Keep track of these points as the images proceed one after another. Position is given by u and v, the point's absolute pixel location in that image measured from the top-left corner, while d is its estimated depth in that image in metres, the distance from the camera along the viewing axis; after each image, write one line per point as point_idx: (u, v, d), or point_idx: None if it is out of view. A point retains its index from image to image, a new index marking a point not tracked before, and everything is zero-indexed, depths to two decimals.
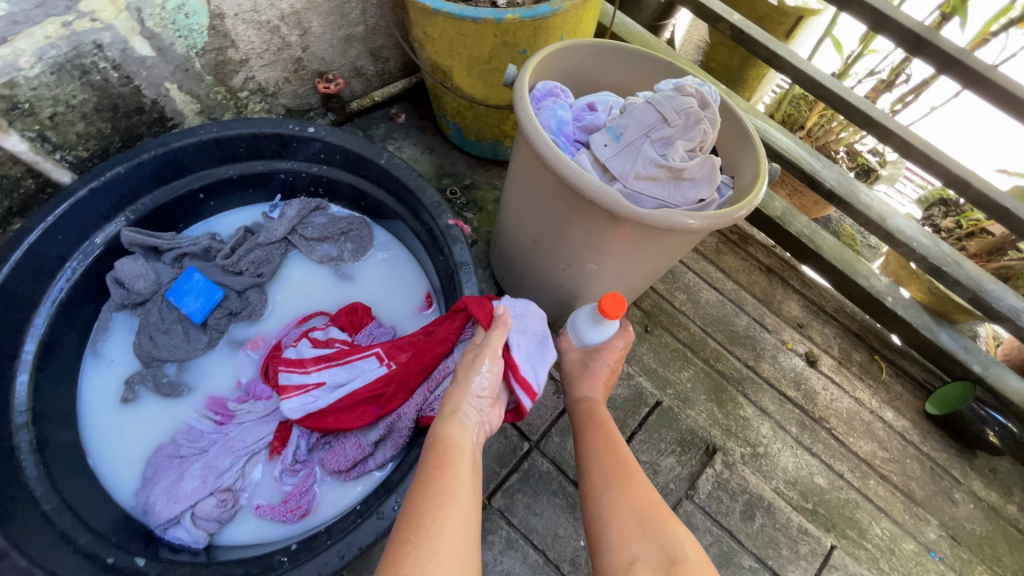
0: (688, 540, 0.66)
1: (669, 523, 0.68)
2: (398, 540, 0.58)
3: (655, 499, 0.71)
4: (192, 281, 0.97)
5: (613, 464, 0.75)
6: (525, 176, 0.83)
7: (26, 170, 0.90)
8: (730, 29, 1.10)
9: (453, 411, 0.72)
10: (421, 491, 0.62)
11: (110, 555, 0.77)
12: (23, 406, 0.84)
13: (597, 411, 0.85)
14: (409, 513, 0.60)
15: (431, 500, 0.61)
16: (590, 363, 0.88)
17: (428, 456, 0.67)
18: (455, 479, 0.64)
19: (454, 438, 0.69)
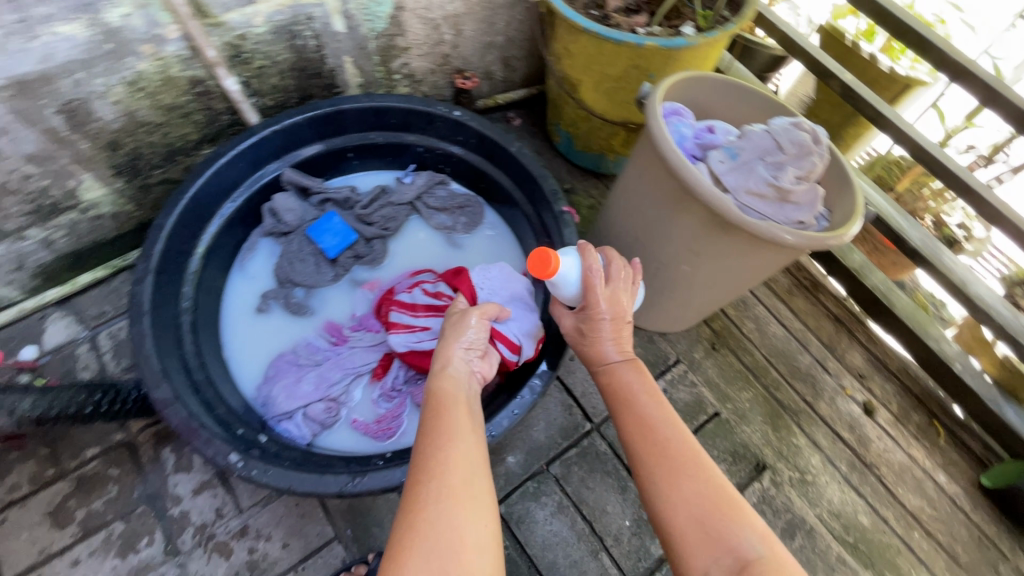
0: (755, 528, 0.59)
1: (734, 512, 0.60)
2: (410, 484, 0.60)
3: (712, 481, 0.63)
4: (331, 223, 1.13)
5: (656, 445, 0.67)
6: (641, 180, 0.95)
7: (227, 108, 1.08)
8: (841, 86, 1.19)
9: (444, 368, 0.75)
10: (423, 445, 0.64)
11: (240, 427, 0.90)
12: (188, 295, 1.01)
13: (624, 375, 0.76)
14: (417, 464, 0.61)
15: (433, 448, 0.63)
16: (587, 325, 0.80)
17: (425, 410, 0.69)
18: (454, 428, 0.66)
19: (448, 394, 0.72)
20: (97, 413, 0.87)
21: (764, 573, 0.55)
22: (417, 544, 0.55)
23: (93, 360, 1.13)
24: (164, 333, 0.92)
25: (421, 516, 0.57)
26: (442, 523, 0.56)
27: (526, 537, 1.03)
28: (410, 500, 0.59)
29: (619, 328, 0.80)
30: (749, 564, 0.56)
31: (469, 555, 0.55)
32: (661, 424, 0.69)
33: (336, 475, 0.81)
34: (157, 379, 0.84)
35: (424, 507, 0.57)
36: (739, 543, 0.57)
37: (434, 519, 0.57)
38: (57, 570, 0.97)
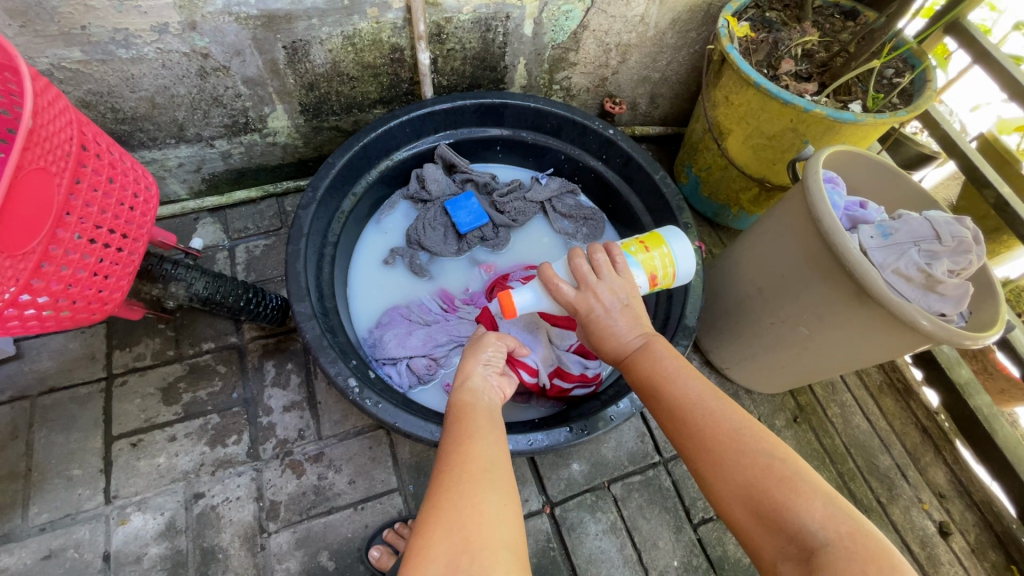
0: (818, 511, 0.54)
1: (789, 494, 0.56)
2: (434, 476, 0.61)
3: (762, 462, 0.58)
4: (469, 202, 1.21)
5: (695, 433, 0.63)
6: (783, 235, 0.97)
7: (410, 78, 1.19)
8: (995, 197, 1.17)
9: (463, 381, 0.74)
10: (445, 444, 0.65)
11: (354, 359, 0.97)
12: (335, 230, 1.10)
13: (645, 358, 0.71)
14: (442, 459, 0.63)
15: (456, 444, 0.64)
16: (587, 326, 0.76)
17: (446, 419, 0.70)
18: (474, 427, 0.67)
19: (466, 401, 0.71)
20: (246, 306, 0.96)
21: (832, 562, 0.50)
22: (438, 526, 0.55)
23: (228, 267, 1.24)
24: (311, 256, 1.01)
25: (443, 500, 0.58)
26: (466, 504, 0.57)
27: (574, 545, 1.04)
28: (433, 489, 0.60)
29: (622, 315, 0.74)
30: (816, 553, 0.52)
31: (490, 531, 0.55)
32: (696, 406, 0.64)
33: (438, 426, 0.86)
34: (302, 292, 0.93)
35: (447, 491, 0.58)
36: (802, 530, 0.54)
37: (456, 502, 0.57)
38: (156, 440, 1.06)
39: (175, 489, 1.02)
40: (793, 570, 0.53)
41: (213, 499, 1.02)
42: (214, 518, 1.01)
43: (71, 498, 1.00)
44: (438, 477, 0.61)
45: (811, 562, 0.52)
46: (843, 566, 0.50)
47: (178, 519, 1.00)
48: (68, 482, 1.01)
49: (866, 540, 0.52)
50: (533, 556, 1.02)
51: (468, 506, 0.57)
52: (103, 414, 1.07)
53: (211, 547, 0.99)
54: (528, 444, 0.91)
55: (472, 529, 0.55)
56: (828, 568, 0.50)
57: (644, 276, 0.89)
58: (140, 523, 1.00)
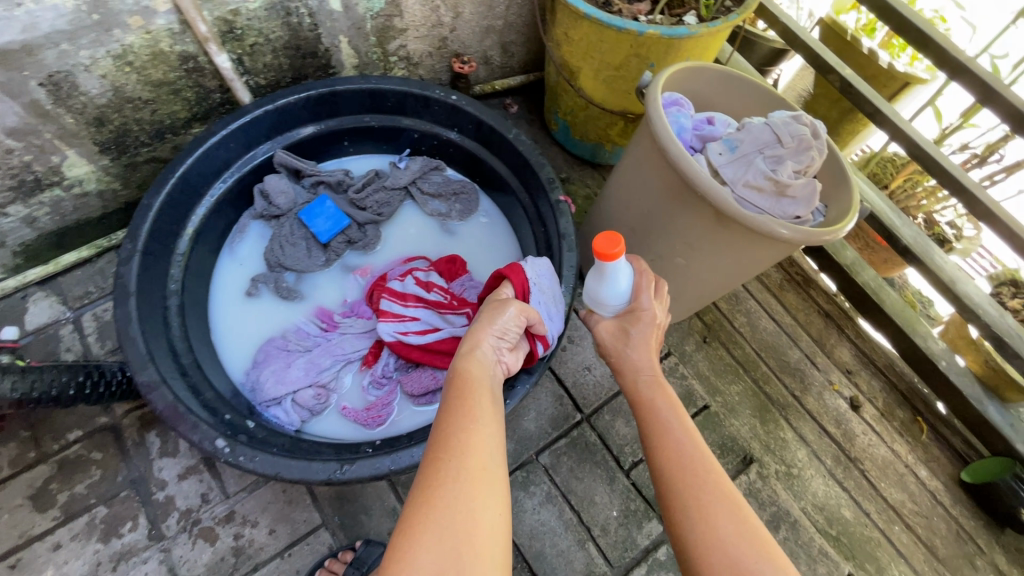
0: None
1: (767, 558, 0.56)
2: (430, 461, 0.61)
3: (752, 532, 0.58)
4: (324, 207, 1.11)
5: (695, 481, 0.62)
6: (639, 173, 0.95)
7: (218, 86, 1.05)
8: (840, 81, 1.20)
9: (471, 351, 0.74)
10: (445, 421, 0.65)
11: (227, 413, 0.89)
12: (176, 277, 0.99)
13: (659, 390, 0.73)
14: (438, 443, 0.62)
15: (456, 430, 0.63)
16: (626, 324, 0.79)
17: (450, 389, 0.69)
18: (475, 411, 0.66)
19: (473, 377, 0.71)
20: (80, 395, 0.83)
21: None
22: (433, 524, 0.55)
23: (77, 342, 1.10)
24: (148, 315, 0.90)
25: (437, 494, 0.57)
26: (459, 505, 0.57)
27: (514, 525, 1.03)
28: (428, 473, 0.59)
29: (655, 345, 0.78)
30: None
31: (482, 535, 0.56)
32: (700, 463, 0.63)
33: (323, 462, 0.80)
34: (143, 361, 0.82)
35: (442, 484, 0.58)
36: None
37: (456, 499, 0.57)
38: (39, 554, 0.95)
39: None
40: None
41: None
42: None
43: None
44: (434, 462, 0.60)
45: None
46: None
47: None
48: None
49: None
50: None
51: (464, 508, 0.57)
52: None
53: None
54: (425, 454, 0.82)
55: (463, 532, 0.56)
56: None
57: None
58: None
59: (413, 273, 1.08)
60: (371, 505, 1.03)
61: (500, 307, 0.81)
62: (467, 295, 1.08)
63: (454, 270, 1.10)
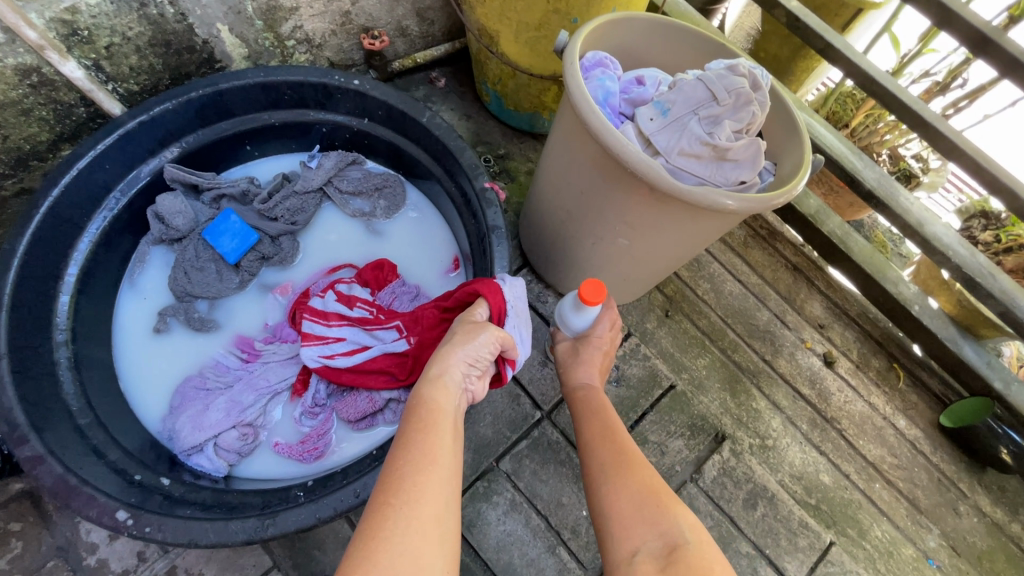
0: (688, 519, 0.62)
1: (669, 503, 0.64)
2: (377, 506, 0.51)
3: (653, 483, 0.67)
4: (228, 223, 0.99)
5: (607, 450, 0.73)
6: (566, 151, 0.85)
7: (78, 98, 0.91)
8: (787, 16, 1.09)
9: (440, 374, 0.64)
10: (399, 458, 0.55)
11: (137, 472, 0.79)
12: (63, 325, 0.88)
13: (594, 393, 0.84)
14: (388, 485, 0.52)
15: (411, 470, 0.53)
16: (579, 345, 0.89)
17: (408, 419, 0.59)
18: (438, 448, 0.56)
19: (437, 407, 0.61)
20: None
21: (688, 555, 0.57)
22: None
23: None
24: (28, 377, 0.79)
25: (383, 546, 0.48)
26: (408, 564, 0.47)
27: (479, 540, 0.96)
28: (377, 520, 0.50)
29: (603, 366, 0.88)
30: (677, 546, 0.58)
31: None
32: (613, 435, 0.75)
33: (242, 521, 0.71)
34: (22, 434, 0.72)
35: (390, 538, 0.48)
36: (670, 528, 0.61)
37: (405, 558, 0.47)
38: None
39: None
40: (650, 560, 0.58)
41: None
42: None
43: None
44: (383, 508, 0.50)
45: (671, 551, 0.58)
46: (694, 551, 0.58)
47: None
48: None
49: (711, 549, 0.59)
50: None
51: (409, 569, 0.47)
52: None
53: None
54: (357, 496, 0.73)
55: None
56: (687, 556, 0.57)
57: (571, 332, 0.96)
58: None
59: (337, 286, 0.98)
60: (324, 539, 0.96)
61: (476, 329, 0.71)
62: (398, 302, 0.98)
63: (382, 277, 1.00)
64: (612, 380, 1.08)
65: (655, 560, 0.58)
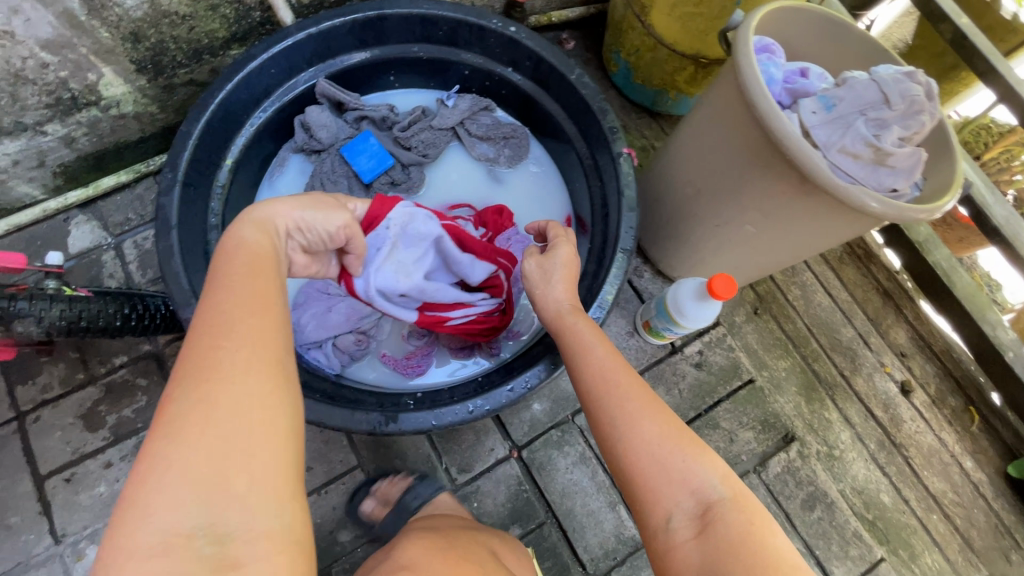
0: (715, 467, 0.58)
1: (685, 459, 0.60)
2: (201, 348, 0.48)
3: (663, 427, 0.60)
4: (367, 143, 1.05)
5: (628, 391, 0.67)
6: (710, 125, 0.87)
7: (258, 3, 0.96)
8: (953, 32, 1.05)
9: (263, 224, 0.60)
10: (220, 303, 0.51)
11: None
12: (216, 211, 0.95)
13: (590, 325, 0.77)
14: (204, 328, 0.49)
15: (236, 316, 0.50)
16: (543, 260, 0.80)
17: (236, 265, 0.55)
18: (267, 295, 0.54)
19: (250, 254, 0.56)
20: (126, 326, 0.80)
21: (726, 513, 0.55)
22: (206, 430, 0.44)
23: (119, 268, 1.10)
24: (191, 250, 0.87)
25: (210, 387, 0.46)
26: (244, 405, 0.46)
27: (546, 483, 1.03)
28: (197, 367, 0.47)
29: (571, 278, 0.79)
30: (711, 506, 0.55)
31: (265, 438, 0.46)
32: (615, 377, 0.65)
33: (366, 413, 0.79)
34: (186, 297, 0.81)
35: (213, 380, 0.47)
36: (697, 485, 0.57)
37: (237, 399, 0.46)
38: (91, 470, 0.99)
39: None
40: (685, 527, 0.55)
41: None
42: None
43: (17, 546, 0.94)
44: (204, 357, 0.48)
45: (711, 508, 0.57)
46: (733, 521, 0.54)
47: None
48: (9, 532, 0.95)
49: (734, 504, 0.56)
50: (507, 501, 1.02)
51: (233, 410, 0.46)
52: (26, 455, 0.99)
53: None
54: (470, 413, 0.80)
55: (234, 434, 0.45)
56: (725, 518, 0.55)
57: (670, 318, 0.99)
58: (98, 555, 0.95)
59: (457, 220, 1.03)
60: (406, 451, 1.04)
61: (313, 196, 0.67)
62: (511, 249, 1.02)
63: (500, 223, 1.03)
64: (693, 363, 1.12)
65: (690, 530, 0.55)
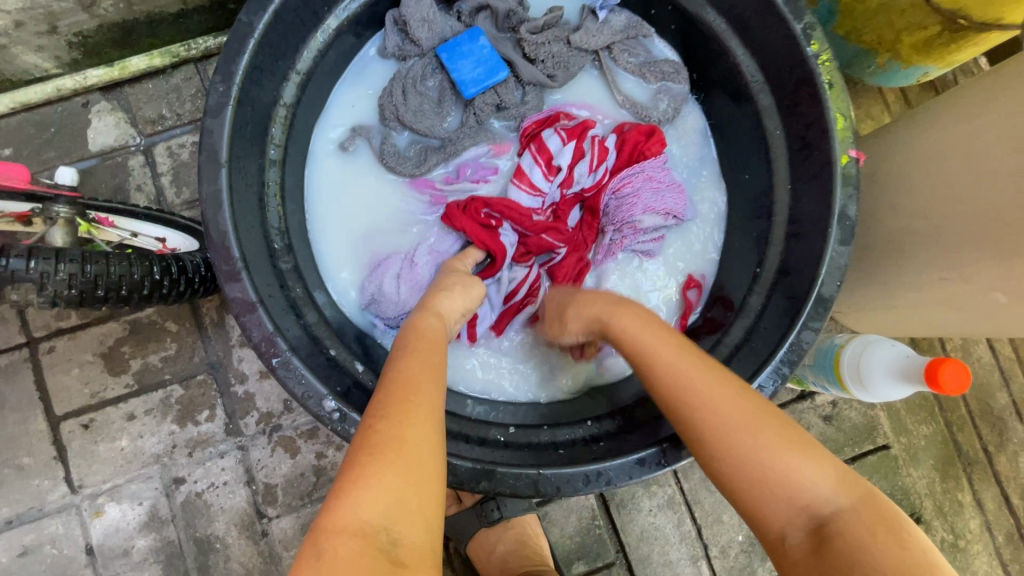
0: (826, 477, 0.46)
1: (781, 445, 0.47)
2: (397, 395, 0.48)
3: (760, 435, 0.48)
4: (475, 45, 0.80)
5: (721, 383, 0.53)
6: (997, 146, 0.61)
7: None
8: None
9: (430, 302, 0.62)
10: (407, 362, 0.52)
11: (332, 348, 0.68)
12: (277, 140, 0.72)
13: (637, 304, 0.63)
14: (391, 379, 0.50)
15: (413, 368, 0.51)
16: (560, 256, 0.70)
17: (410, 333, 0.56)
18: (433, 354, 0.54)
19: (423, 325, 0.58)
20: (154, 293, 0.67)
21: (847, 533, 0.43)
22: (382, 457, 0.44)
23: (148, 179, 0.88)
24: (243, 196, 0.65)
25: (406, 429, 0.46)
26: (422, 452, 0.46)
27: (624, 523, 0.89)
28: (391, 407, 0.48)
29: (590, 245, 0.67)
30: (829, 521, 0.44)
31: (430, 481, 0.45)
32: (660, 358, 0.54)
33: (456, 463, 0.60)
34: (234, 269, 0.60)
35: (406, 422, 0.47)
36: (812, 495, 0.45)
37: (420, 440, 0.46)
38: (111, 420, 0.86)
39: (150, 475, 0.85)
40: (802, 544, 0.44)
41: (196, 486, 0.85)
42: (202, 506, 0.85)
43: (29, 490, 0.84)
44: (388, 398, 0.48)
45: (823, 532, 0.44)
46: (857, 536, 0.42)
47: (161, 508, 0.85)
48: (20, 473, 0.84)
49: (865, 503, 0.45)
50: (576, 534, 0.88)
51: (415, 446, 0.46)
52: (38, 390, 0.85)
53: (206, 538, 0.84)
54: (585, 484, 0.60)
55: (411, 475, 0.44)
56: (842, 539, 0.43)
57: (819, 376, 0.79)
58: (118, 515, 0.84)
59: (584, 138, 0.80)
60: None
61: (451, 279, 0.67)
62: (644, 183, 0.79)
63: (644, 147, 0.80)
64: (822, 416, 0.93)
65: (809, 549, 0.44)
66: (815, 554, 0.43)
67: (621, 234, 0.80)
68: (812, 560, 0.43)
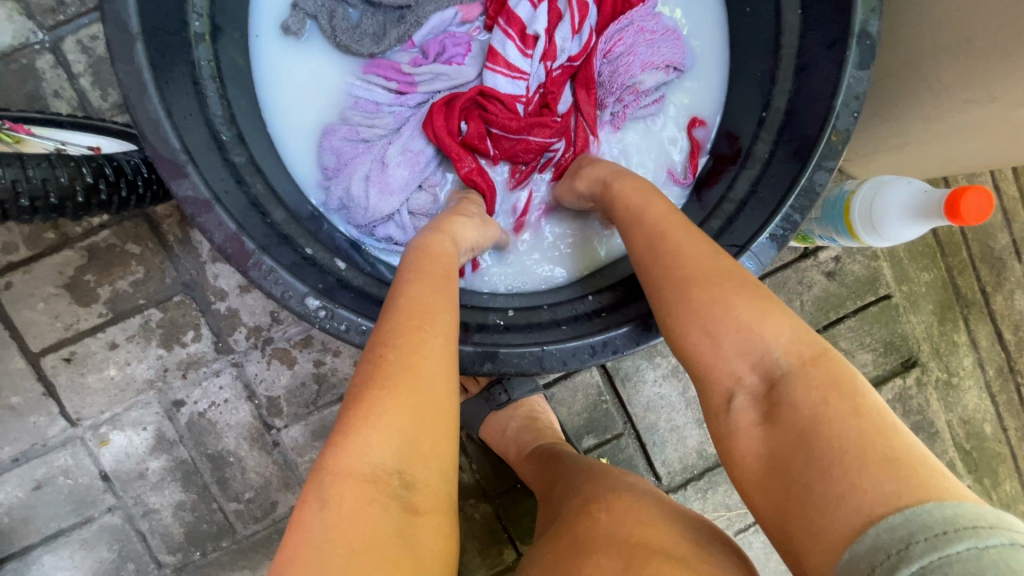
0: (784, 334, 0.45)
1: (757, 313, 0.46)
2: (408, 324, 0.45)
3: (733, 305, 0.46)
4: None
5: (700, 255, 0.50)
6: None
7: None
8: None
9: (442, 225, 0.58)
10: (415, 289, 0.48)
11: (308, 246, 0.62)
12: (200, 9, 0.61)
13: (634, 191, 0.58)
14: (400, 308, 0.46)
15: (424, 297, 0.47)
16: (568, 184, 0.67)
17: (415, 257, 0.52)
18: (444, 282, 0.50)
19: (430, 251, 0.53)
20: (93, 202, 0.65)
21: (797, 391, 0.42)
22: (394, 391, 0.42)
23: (64, 83, 0.76)
24: (171, 77, 0.56)
25: (420, 364, 0.43)
26: (437, 386, 0.43)
27: (630, 395, 0.90)
28: (402, 338, 0.44)
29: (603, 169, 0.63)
30: (777, 381, 0.44)
31: (446, 416, 0.43)
32: (668, 234, 0.52)
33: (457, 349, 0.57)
34: (179, 163, 0.53)
35: (419, 357, 0.43)
36: (759, 351, 0.45)
37: (433, 374, 0.43)
38: (93, 351, 0.82)
39: (148, 401, 0.83)
40: (748, 409, 0.45)
41: (198, 406, 0.84)
42: (208, 424, 0.84)
43: (27, 428, 0.82)
44: (398, 327, 0.45)
45: (773, 394, 0.44)
46: (805, 399, 0.42)
47: (167, 430, 0.84)
48: (13, 413, 0.81)
49: (826, 363, 0.43)
50: (584, 411, 0.90)
51: (429, 382, 0.43)
52: (6, 329, 0.80)
53: (218, 453, 0.85)
54: (592, 355, 0.58)
55: (428, 411, 0.42)
56: (788, 400, 0.42)
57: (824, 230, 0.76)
58: (124, 441, 0.83)
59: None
60: None
61: (471, 208, 0.65)
62: (635, 35, 0.72)
63: None
64: (825, 272, 0.91)
65: (755, 411, 0.44)
66: (761, 417, 0.44)
67: (624, 101, 0.73)
68: (760, 423, 0.44)
